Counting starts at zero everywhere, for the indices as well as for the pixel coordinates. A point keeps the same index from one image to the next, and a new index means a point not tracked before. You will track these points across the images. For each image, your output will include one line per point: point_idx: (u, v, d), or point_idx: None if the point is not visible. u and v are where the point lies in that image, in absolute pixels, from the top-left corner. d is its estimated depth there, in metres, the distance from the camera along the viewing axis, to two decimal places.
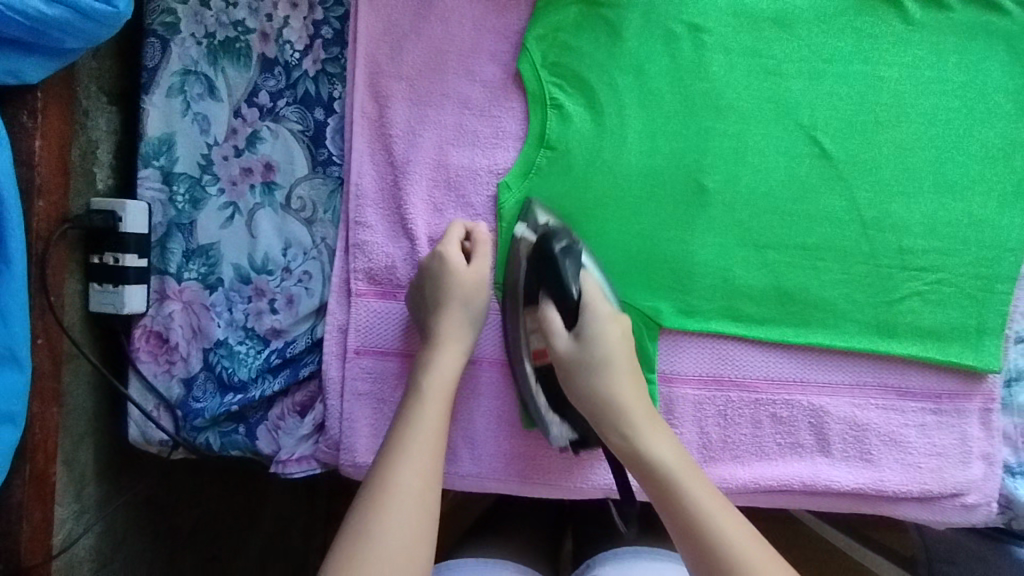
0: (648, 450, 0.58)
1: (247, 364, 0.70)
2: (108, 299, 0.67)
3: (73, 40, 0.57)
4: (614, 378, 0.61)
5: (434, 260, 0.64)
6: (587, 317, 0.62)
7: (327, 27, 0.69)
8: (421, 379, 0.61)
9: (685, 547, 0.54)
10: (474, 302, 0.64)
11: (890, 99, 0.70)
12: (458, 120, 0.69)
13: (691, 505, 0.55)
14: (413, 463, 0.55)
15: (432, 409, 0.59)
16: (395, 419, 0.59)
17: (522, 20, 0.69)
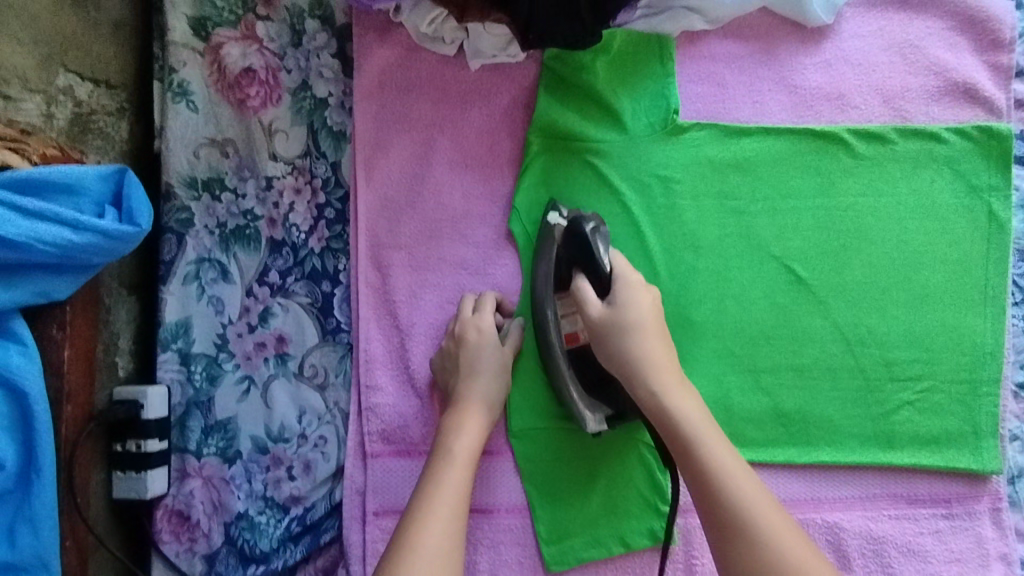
0: (684, 441, 0.60)
1: (269, 534, 0.72)
2: (131, 486, 0.69)
3: (99, 256, 0.62)
4: (649, 352, 0.64)
5: (467, 328, 0.70)
6: (627, 307, 0.64)
7: (329, 208, 0.75)
8: (444, 445, 0.65)
9: (708, 523, 0.57)
10: (499, 375, 0.69)
11: (852, 225, 0.75)
12: (457, 282, 0.74)
13: (720, 495, 0.57)
14: (437, 528, 0.58)
15: (459, 473, 0.62)
16: (419, 483, 0.62)
17: (507, 184, 0.75)
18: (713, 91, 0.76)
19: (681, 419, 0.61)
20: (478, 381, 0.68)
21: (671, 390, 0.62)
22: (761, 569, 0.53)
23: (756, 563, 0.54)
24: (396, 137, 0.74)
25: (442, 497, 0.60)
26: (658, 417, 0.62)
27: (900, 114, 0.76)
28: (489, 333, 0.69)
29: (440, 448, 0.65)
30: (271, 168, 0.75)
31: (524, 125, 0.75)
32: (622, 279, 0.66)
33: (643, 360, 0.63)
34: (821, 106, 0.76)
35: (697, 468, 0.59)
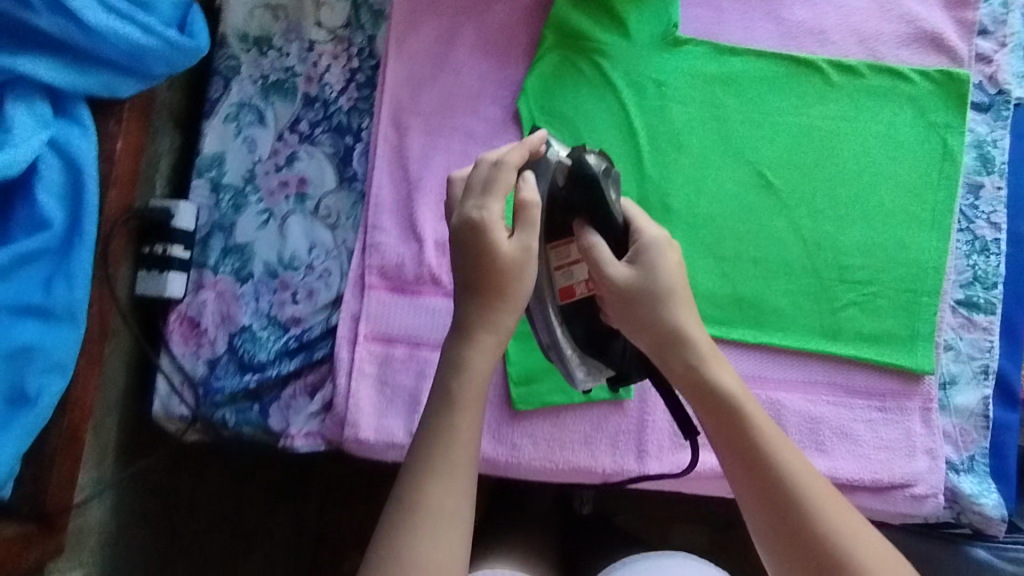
0: (758, 452, 0.59)
1: (268, 347, 0.79)
2: (153, 283, 0.77)
3: (161, 66, 0.71)
4: (706, 358, 0.62)
5: (470, 233, 0.59)
6: (667, 304, 0.62)
7: (361, 74, 0.85)
8: (451, 379, 0.59)
9: (765, 545, 0.58)
10: (507, 290, 0.59)
11: (820, 144, 0.85)
12: (465, 149, 0.83)
13: (794, 494, 0.58)
14: (444, 485, 0.56)
15: (463, 421, 0.58)
16: (420, 438, 0.58)
17: (520, 72, 0.85)
18: (711, 14, 0.86)
19: (755, 438, 0.59)
20: (480, 304, 0.60)
21: (710, 352, 0.62)
22: (811, 526, 0.57)
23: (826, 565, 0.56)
24: (428, 20, 0.84)
25: (448, 454, 0.57)
26: (736, 451, 0.60)
27: (872, 53, 0.87)
28: (499, 230, 0.59)
29: (441, 392, 0.59)
30: (315, 33, 0.85)
31: (540, 22, 0.85)
32: (642, 254, 0.62)
33: (707, 368, 0.61)
34: (805, 39, 0.86)
35: (773, 477, 0.58)
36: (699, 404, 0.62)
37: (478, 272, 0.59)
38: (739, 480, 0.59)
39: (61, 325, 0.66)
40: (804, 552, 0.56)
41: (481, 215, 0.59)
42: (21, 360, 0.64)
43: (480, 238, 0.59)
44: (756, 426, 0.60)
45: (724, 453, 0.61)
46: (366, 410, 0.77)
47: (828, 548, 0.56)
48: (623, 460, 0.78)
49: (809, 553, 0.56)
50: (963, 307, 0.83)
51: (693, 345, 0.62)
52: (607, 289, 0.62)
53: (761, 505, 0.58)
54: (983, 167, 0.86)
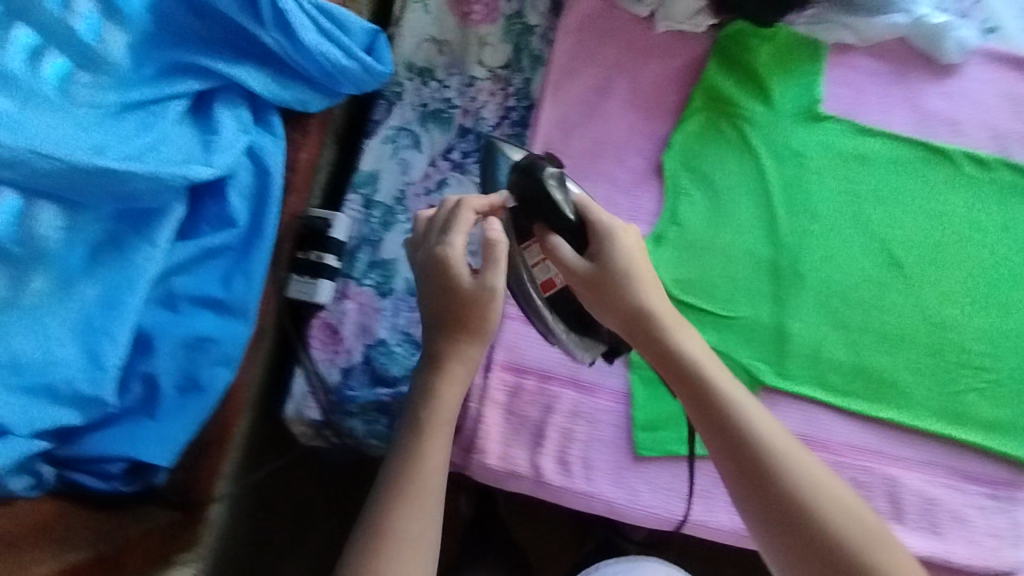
0: (716, 429, 0.57)
1: (402, 363, 0.81)
2: (304, 288, 0.80)
3: (349, 86, 0.75)
4: (690, 337, 0.61)
5: (439, 269, 0.59)
6: (636, 281, 0.62)
7: (515, 112, 0.89)
8: (427, 413, 0.58)
9: (765, 536, 0.54)
10: (467, 321, 0.59)
11: (947, 230, 0.87)
12: (608, 195, 0.86)
13: (798, 481, 0.54)
14: (410, 511, 0.53)
15: (430, 449, 0.56)
16: (405, 459, 0.56)
17: (665, 129, 0.89)
18: (851, 95, 0.90)
19: (706, 420, 0.57)
20: (447, 337, 0.60)
21: (678, 327, 0.61)
22: (806, 515, 0.53)
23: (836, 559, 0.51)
24: (584, 70, 0.89)
25: (428, 479, 0.55)
26: (707, 427, 0.57)
27: (1004, 150, 0.90)
28: (457, 269, 0.59)
29: (411, 416, 0.58)
30: (476, 70, 0.89)
31: (689, 85, 0.90)
32: (599, 234, 0.63)
33: (673, 341, 0.60)
34: (939, 128, 0.90)
35: (768, 457, 0.55)
36: (665, 372, 0.60)
37: (449, 307, 0.60)
38: (725, 456, 0.56)
39: (233, 319, 0.68)
40: (813, 545, 0.52)
41: (454, 253, 0.59)
42: (197, 350, 0.66)
43: (446, 274, 0.59)
44: (709, 400, 0.58)
45: (704, 433, 0.58)
46: (493, 437, 0.78)
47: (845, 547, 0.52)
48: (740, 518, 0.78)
49: (820, 547, 0.52)
50: None
51: (659, 320, 0.61)
52: (571, 266, 0.63)
53: (741, 485, 0.55)
54: None
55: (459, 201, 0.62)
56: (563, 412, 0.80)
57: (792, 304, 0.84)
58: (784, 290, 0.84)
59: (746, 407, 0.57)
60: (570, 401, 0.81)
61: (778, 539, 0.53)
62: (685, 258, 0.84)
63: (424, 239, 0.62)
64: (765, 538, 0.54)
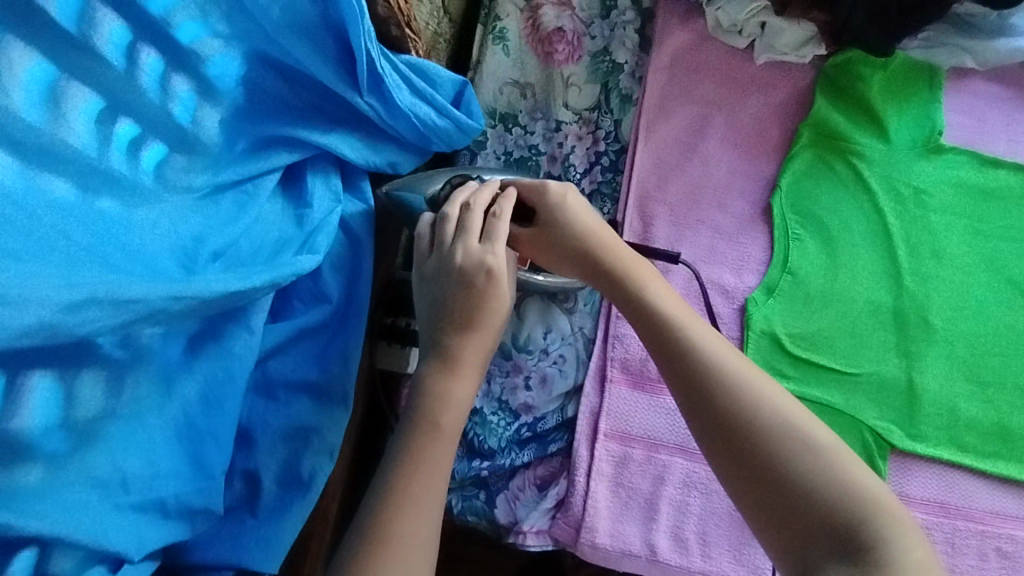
0: (700, 395, 0.51)
1: (498, 434, 0.76)
2: (394, 358, 0.76)
3: (441, 143, 0.71)
4: (668, 302, 0.57)
5: (460, 271, 0.57)
6: (608, 252, 0.59)
7: (605, 157, 0.83)
8: (433, 411, 0.53)
9: (767, 525, 0.47)
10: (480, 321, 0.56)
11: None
12: (711, 243, 0.80)
13: (781, 445, 0.48)
14: (414, 516, 0.49)
15: (437, 456, 0.52)
16: (387, 466, 0.51)
17: (769, 168, 0.82)
18: (974, 123, 0.82)
19: (688, 390, 0.52)
20: (462, 335, 0.56)
21: (664, 299, 0.56)
22: (816, 494, 0.46)
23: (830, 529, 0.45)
24: (680, 108, 0.83)
25: (420, 484, 0.50)
26: (686, 400, 0.52)
27: None
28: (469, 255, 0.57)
29: (428, 425, 0.53)
30: (562, 113, 0.84)
31: (792, 120, 0.83)
32: (574, 211, 0.61)
33: (654, 305, 0.56)
34: None
35: (752, 420, 0.49)
36: (652, 352, 0.55)
37: (461, 302, 0.56)
38: (710, 437, 0.50)
39: (333, 404, 0.64)
40: (819, 534, 0.46)
41: (483, 256, 0.57)
42: (298, 441, 0.61)
43: (467, 271, 0.57)
44: (698, 361, 0.52)
45: (679, 399, 0.52)
46: (602, 513, 0.72)
47: (860, 529, 0.45)
48: None
49: (829, 533, 0.45)
50: None
51: (641, 294, 0.57)
52: (551, 242, 0.61)
53: (723, 459, 0.49)
54: None
55: (466, 202, 0.62)
56: (675, 484, 0.74)
57: (923, 357, 0.76)
58: (912, 342, 0.77)
59: (730, 364, 0.52)
60: (683, 471, 0.74)
61: (777, 528, 0.47)
62: (799, 310, 0.78)
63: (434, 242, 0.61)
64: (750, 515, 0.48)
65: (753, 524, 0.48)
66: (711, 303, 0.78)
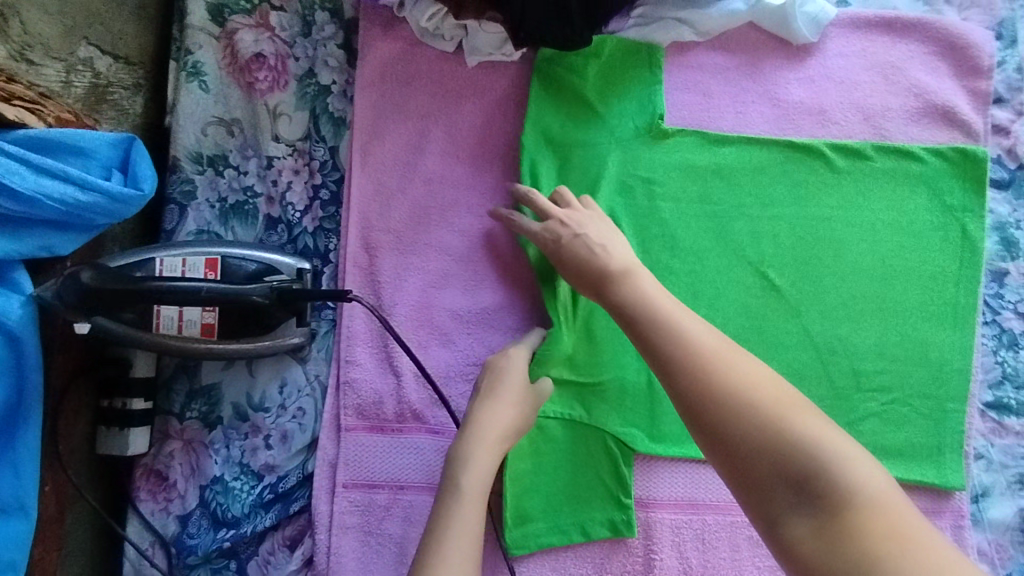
0: (682, 360, 0.51)
1: (241, 500, 0.73)
2: (113, 441, 0.71)
3: (103, 217, 0.65)
4: (640, 279, 0.59)
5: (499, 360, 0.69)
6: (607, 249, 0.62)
7: (325, 190, 0.79)
8: (477, 477, 0.61)
9: (743, 490, 0.47)
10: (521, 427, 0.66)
11: (825, 241, 0.78)
12: (441, 266, 0.77)
13: (749, 415, 0.47)
14: None
15: (466, 515, 0.59)
16: (444, 527, 0.58)
17: (495, 177, 0.78)
18: (699, 101, 0.80)
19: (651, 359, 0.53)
20: (480, 419, 0.64)
21: (642, 274, 0.60)
22: (805, 443, 0.46)
23: (786, 472, 0.46)
24: (394, 125, 0.78)
25: (451, 551, 0.56)
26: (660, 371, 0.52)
27: (878, 132, 0.80)
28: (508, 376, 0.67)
29: (448, 483, 0.61)
30: (273, 147, 0.78)
31: (515, 123, 0.79)
32: (591, 222, 0.66)
33: (629, 291, 0.58)
34: (802, 120, 0.80)
35: (702, 392, 0.49)
36: (632, 335, 0.56)
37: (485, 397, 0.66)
38: (684, 419, 0.50)
39: (11, 518, 0.61)
40: (818, 487, 0.45)
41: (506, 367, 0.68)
42: None
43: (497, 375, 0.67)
44: (673, 341, 0.52)
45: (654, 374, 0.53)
46: (349, 566, 0.71)
47: (799, 466, 0.45)
48: None
49: (808, 483, 0.45)
50: (993, 411, 0.76)
51: (631, 281, 0.59)
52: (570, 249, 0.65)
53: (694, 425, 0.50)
54: (1008, 252, 0.79)
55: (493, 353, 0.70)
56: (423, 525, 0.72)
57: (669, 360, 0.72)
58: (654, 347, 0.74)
59: (694, 341, 0.52)
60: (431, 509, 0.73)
61: (743, 484, 0.47)
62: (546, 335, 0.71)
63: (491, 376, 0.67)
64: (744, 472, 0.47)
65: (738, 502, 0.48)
66: (444, 330, 0.76)
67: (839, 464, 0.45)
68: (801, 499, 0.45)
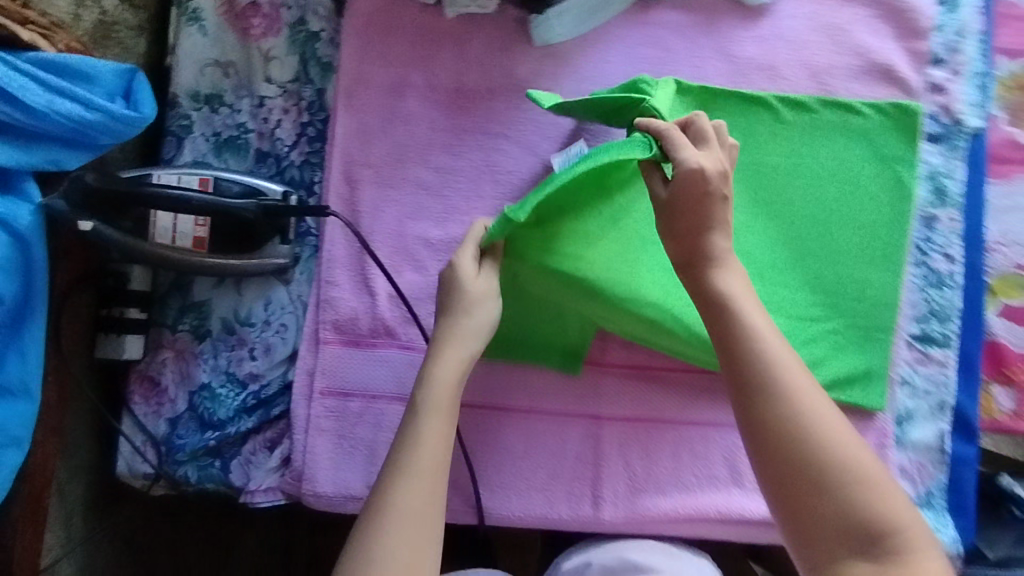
0: (764, 381, 0.57)
1: (227, 405, 0.80)
2: (111, 346, 0.79)
3: (105, 137, 0.72)
4: (751, 310, 0.60)
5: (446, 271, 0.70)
6: (742, 308, 0.60)
7: (311, 127, 0.86)
8: (439, 394, 0.64)
9: (797, 527, 0.54)
10: (483, 332, 0.68)
11: (777, 195, 0.84)
12: (415, 200, 0.84)
13: (829, 458, 0.54)
14: (411, 488, 0.59)
15: (432, 425, 0.63)
16: (409, 442, 0.62)
17: (469, 119, 0.85)
18: (659, 54, 0.86)
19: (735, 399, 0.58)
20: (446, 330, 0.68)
21: (745, 296, 0.60)
22: (886, 543, 0.52)
23: (856, 532, 0.52)
24: (377, 69, 0.85)
25: (418, 457, 0.61)
26: (743, 396, 0.57)
27: (824, 87, 0.86)
28: (460, 286, 0.68)
29: (415, 397, 0.65)
30: (265, 88, 0.85)
31: (488, 70, 0.86)
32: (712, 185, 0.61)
33: (738, 314, 0.59)
34: (754, 75, 0.86)
35: (792, 433, 0.55)
36: (723, 360, 0.59)
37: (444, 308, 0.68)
38: (751, 438, 0.57)
39: (17, 400, 0.67)
40: (868, 531, 0.52)
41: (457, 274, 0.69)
42: None
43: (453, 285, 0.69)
44: (759, 363, 0.57)
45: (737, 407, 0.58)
46: (324, 465, 0.78)
47: (862, 510, 0.53)
48: (579, 506, 0.79)
49: (859, 522, 0.53)
50: (919, 343, 0.84)
51: (735, 301, 0.60)
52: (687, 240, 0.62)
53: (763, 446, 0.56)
54: (938, 200, 0.86)
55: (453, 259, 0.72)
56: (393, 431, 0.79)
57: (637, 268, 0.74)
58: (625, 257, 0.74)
59: (788, 373, 0.57)
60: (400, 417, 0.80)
61: (798, 514, 0.54)
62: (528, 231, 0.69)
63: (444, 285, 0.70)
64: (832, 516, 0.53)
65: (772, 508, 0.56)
66: (417, 256, 0.82)
67: None
68: (863, 549, 0.52)
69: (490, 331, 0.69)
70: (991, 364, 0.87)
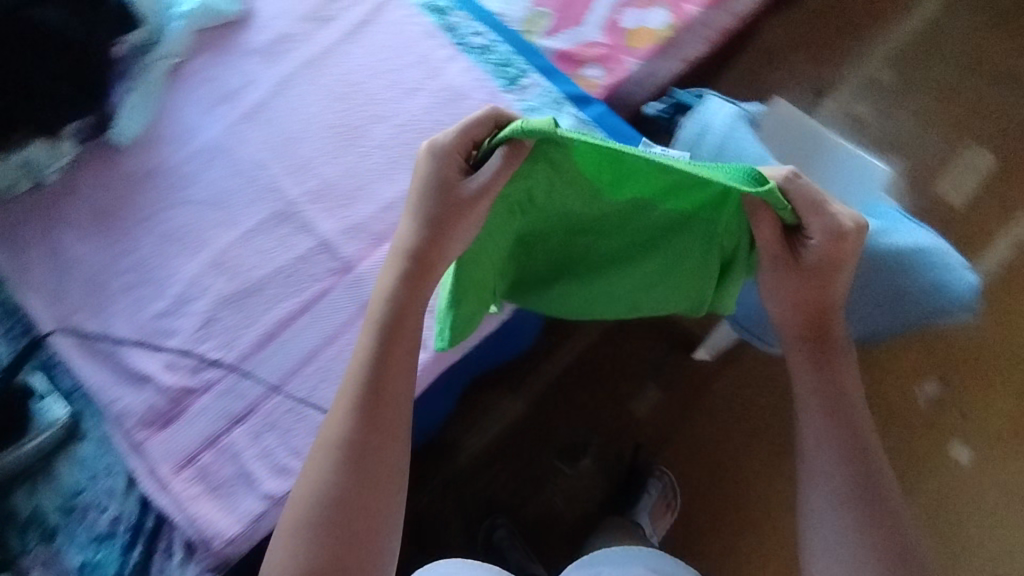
0: (862, 443, 0.87)
1: (111, 558, 0.87)
2: None
3: None
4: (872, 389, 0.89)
5: (436, 157, 0.81)
6: (844, 359, 0.89)
7: (15, 328, 0.96)
8: (398, 313, 0.80)
9: (849, 457, 0.86)
10: (434, 272, 0.82)
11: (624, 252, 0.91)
12: (132, 298, 0.96)
13: (868, 442, 0.87)
14: (344, 399, 0.80)
15: (369, 357, 0.80)
16: (361, 384, 0.80)
17: (124, 223, 1.00)
18: (210, 85, 1.09)
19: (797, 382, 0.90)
20: (433, 236, 0.80)
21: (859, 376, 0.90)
22: (866, 466, 0.86)
23: (856, 461, 0.86)
24: (31, 251, 0.98)
25: (382, 384, 0.80)
26: (826, 389, 0.88)
27: (322, 20, 1.13)
28: (462, 190, 0.78)
29: (379, 319, 0.81)
30: None
31: (109, 185, 1.03)
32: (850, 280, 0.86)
33: (844, 367, 0.89)
34: (277, 46, 1.11)
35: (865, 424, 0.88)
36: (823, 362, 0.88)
37: (436, 218, 0.79)
38: (841, 417, 0.87)
39: None
40: (862, 456, 0.86)
41: (450, 187, 0.79)
42: None
43: (444, 190, 0.79)
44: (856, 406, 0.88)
45: (812, 401, 0.89)
46: (219, 516, 0.85)
47: (860, 446, 0.86)
48: (412, 361, 0.92)
49: (853, 446, 0.86)
50: (510, 86, 1.07)
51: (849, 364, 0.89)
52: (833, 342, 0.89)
53: (839, 417, 0.87)
54: (442, 15, 1.13)
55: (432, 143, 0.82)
56: (250, 448, 0.88)
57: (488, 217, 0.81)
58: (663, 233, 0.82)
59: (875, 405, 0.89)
60: (244, 431, 0.89)
61: (843, 449, 0.86)
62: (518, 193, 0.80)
63: (441, 179, 0.80)
64: (812, 449, 0.88)
65: (830, 432, 0.87)
66: (163, 329, 0.94)
67: (872, 476, 0.86)
68: (844, 453, 0.86)
69: (445, 257, 0.81)
70: (571, 63, 1.13)
